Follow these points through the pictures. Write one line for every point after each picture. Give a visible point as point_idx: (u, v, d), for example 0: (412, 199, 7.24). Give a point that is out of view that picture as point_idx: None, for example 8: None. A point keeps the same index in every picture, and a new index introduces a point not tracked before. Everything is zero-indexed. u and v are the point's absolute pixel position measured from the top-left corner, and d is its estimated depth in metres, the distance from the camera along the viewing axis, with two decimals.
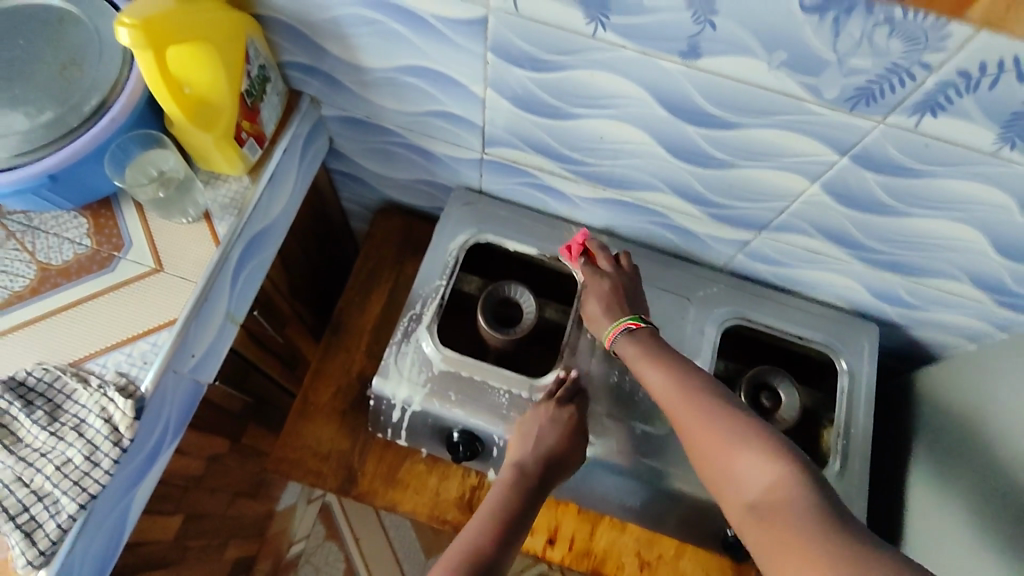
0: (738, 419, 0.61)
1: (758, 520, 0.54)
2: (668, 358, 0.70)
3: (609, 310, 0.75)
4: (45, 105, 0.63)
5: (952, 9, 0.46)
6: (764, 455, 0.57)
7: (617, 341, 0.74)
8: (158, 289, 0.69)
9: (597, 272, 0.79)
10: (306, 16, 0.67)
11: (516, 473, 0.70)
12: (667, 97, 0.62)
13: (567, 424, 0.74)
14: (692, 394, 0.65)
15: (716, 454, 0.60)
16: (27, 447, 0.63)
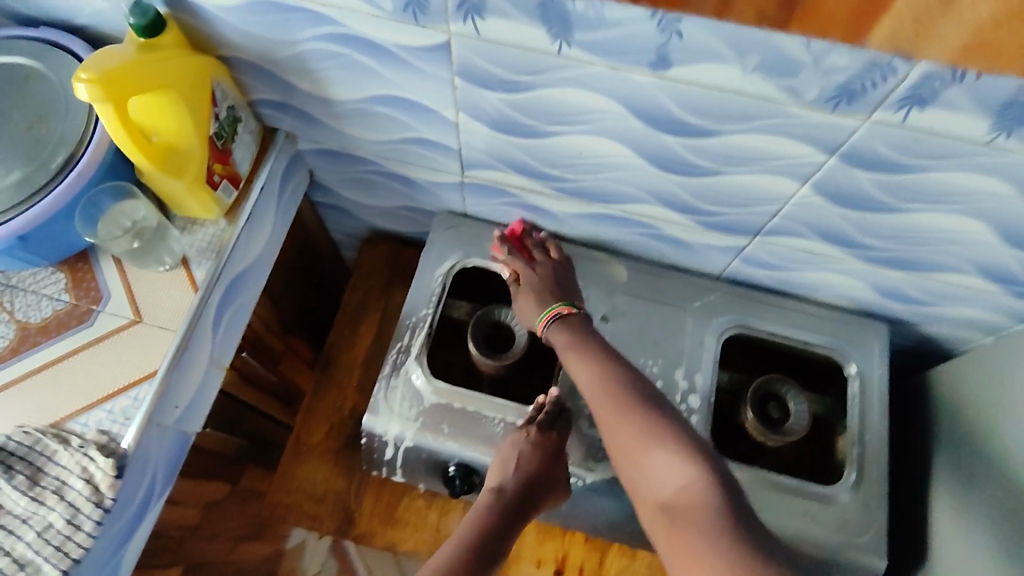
0: (655, 421, 0.61)
1: (669, 520, 0.55)
2: (596, 350, 0.69)
3: (540, 298, 0.74)
4: (12, 165, 0.62)
5: (848, 35, 0.42)
6: (678, 457, 0.58)
7: (548, 330, 0.72)
8: (137, 341, 0.68)
9: (523, 261, 0.77)
10: (271, 54, 0.66)
11: (493, 497, 0.68)
12: (641, 108, 0.60)
13: (549, 450, 0.71)
14: (616, 395, 0.65)
15: (636, 456, 0.61)
16: (9, 514, 0.61)
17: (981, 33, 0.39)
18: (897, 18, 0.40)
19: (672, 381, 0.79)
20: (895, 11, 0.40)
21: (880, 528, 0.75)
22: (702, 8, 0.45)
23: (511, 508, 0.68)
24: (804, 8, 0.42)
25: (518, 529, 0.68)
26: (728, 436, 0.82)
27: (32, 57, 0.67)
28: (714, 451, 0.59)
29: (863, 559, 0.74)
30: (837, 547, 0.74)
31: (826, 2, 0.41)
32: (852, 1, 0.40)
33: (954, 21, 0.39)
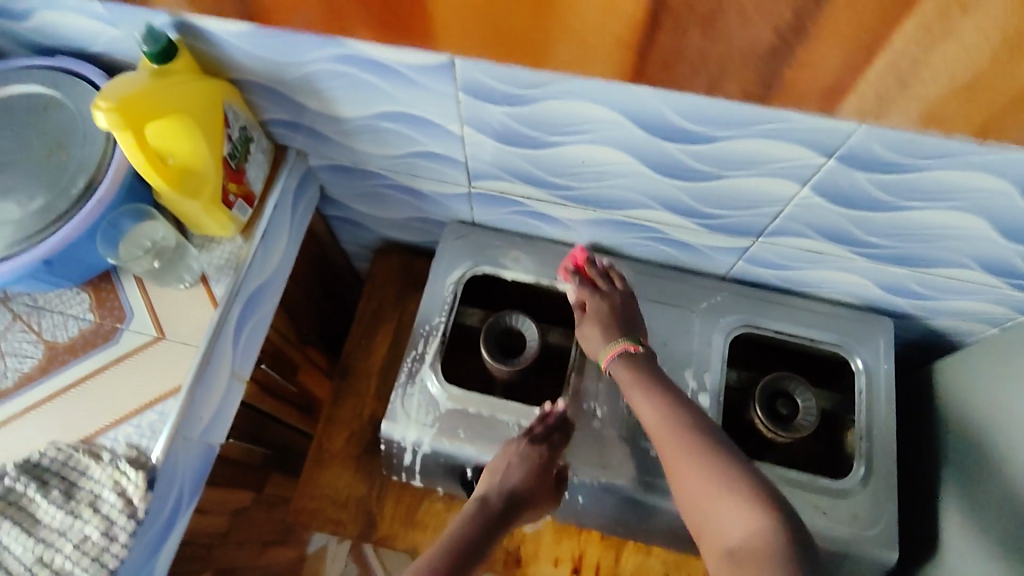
0: (725, 465, 0.61)
1: (734, 565, 0.55)
2: (662, 390, 0.70)
3: (609, 331, 0.76)
4: (35, 192, 0.64)
5: (822, 106, 0.50)
6: (743, 502, 0.58)
7: (613, 364, 0.74)
8: (160, 357, 0.70)
9: (592, 292, 0.79)
10: (280, 76, 0.68)
11: (480, 505, 0.69)
12: (642, 119, 0.62)
13: (537, 462, 0.72)
14: (684, 436, 0.65)
15: (701, 498, 0.61)
16: (46, 528, 0.63)
17: (935, 107, 0.48)
18: (863, 95, 0.48)
19: (681, 381, 0.81)
20: (864, 89, 0.47)
21: (890, 520, 0.76)
22: (696, 87, 0.51)
23: (495, 515, 0.68)
24: (783, 85, 0.49)
25: (499, 541, 0.67)
26: (738, 434, 0.84)
27: (51, 86, 0.69)
28: (785, 501, 0.59)
29: (873, 551, 0.75)
30: (848, 540, 0.75)
31: (802, 82, 0.48)
32: (822, 81, 0.47)
33: (909, 98, 0.47)
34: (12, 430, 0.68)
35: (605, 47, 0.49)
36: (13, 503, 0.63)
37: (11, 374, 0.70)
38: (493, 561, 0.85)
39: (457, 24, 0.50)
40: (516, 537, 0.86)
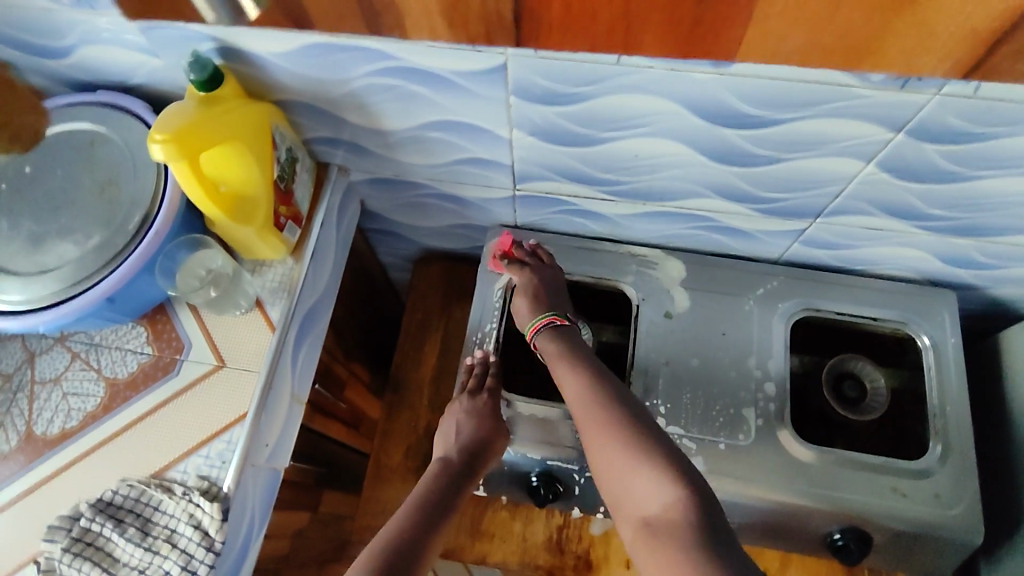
0: (637, 437, 0.61)
1: (651, 538, 0.55)
2: (584, 364, 0.69)
3: (534, 305, 0.77)
4: (91, 230, 0.64)
5: None
6: (658, 475, 0.57)
7: (538, 336, 0.75)
8: (224, 385, 0.69)
9: (522, 268, 0.80)
10: (324, 93, 0.67)
11: (439, 466, 0.74)
12: (701, 107, 0.60)
13: (482, 409, 0.77)
14: (598, 409, 0.65)
15: (618, 473, 0.60)
16: (125, 567, 0.62)
17: None
18: None
19: (744, 370, 0.79)
20: None
21: (972, 499, 0.74)
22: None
23: (456, 471, 0.73)
24: None
25: (466, 493, 0.73)
26: (804, 420, 0.82)
27: (95, 122, 0.69)
28: (693, 468, 0.58)
29: (956, 532, 0.72)
30: (931, 523, 0.73)
31: None
32: None
33: None
34: (82, 470, 0.67)
35: (942, 35, 0.45)
36: (89, 545, 0.62)
37: (75, 414, 0.70)
38: (563, 566, 0.83)
39: (801, 22, 0.45)
40: (584, 541, 0.84)
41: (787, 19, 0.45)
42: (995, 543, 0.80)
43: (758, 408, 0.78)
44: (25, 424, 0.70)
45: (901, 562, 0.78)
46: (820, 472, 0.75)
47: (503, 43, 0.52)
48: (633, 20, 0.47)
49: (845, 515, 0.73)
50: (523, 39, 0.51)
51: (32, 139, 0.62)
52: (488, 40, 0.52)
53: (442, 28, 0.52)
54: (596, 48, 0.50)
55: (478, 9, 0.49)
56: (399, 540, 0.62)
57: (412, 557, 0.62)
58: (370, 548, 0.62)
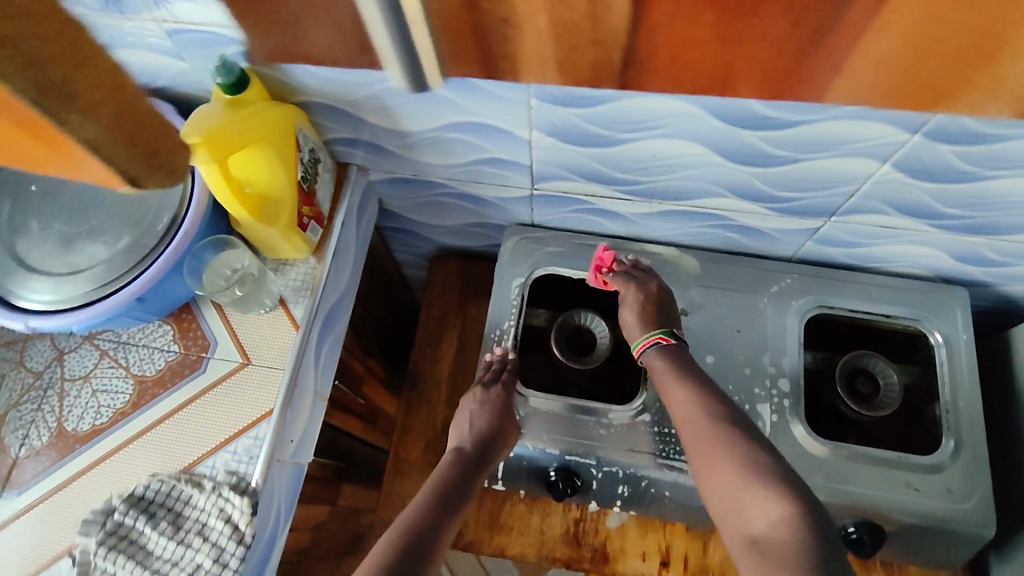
0: (753, 457, 0.61)
1: (758, 555, 0.55)
2: (694, 381, 0.71)
3: (643, 322, 0.77)
4: (121, 231, 0.65)
5: None
6: (767, 492, 0.58)
7: (646, 354, 0.75)
8: (250, 382, 0.71)
9: (629, 282, 0.80)
10: (346, 95, 0.68)
11: (454, 455, 0.75)
12: (720, 110, 0.61)
13: (495, 402, 0.78)
14: (714, 428, 0.66)
15: (730, 491, 0.61)
16: (159, 560, 0.63)
17: None
18: None
19: (759, 367, 0.80)
20: None
21: (983, 494, 0.75)
22: None
23: (471, 460, 0.74)
24: None
25: (477, 484, 0.74)
26: (817, 415, 0.84)
27: None
28: (808, 490, 0.58)
29: (968, 526, 0.74)
30: (942, 516, 0.74)
31: None
32: None
33: None
34: (113, 465, 0.69)
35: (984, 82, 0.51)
36: (123, 538, 0.64)
37: (105, 411, 0.71)
38: (579, 559, 0.85)
39: (879, 80, 0.52)
40: (600, 534, 0.86)
41: (873, 71, 0.52)
42: (1006, 536, 0.82)
43: (773, 404, 0.79)
44: (56, 421, 0.72)
45: (912, 554, 0.79)
46: (833, 467, 0.76)
47: (607, 86, 0.59)
48: (740, 67, 0.54)
49: (858, 509, 0.75)
50: (629, 84, 0.58)
51: (183, 170, 0.52)
52: (593, 82, 0.58)
53: (554, 74, 0.58)
54: (696, 91, 0.57)
55: (590, 60, 0.55)
56: (422, 522, 0.64)
57: (432, 538, 0.63)
58: (394, 530, 0.63)
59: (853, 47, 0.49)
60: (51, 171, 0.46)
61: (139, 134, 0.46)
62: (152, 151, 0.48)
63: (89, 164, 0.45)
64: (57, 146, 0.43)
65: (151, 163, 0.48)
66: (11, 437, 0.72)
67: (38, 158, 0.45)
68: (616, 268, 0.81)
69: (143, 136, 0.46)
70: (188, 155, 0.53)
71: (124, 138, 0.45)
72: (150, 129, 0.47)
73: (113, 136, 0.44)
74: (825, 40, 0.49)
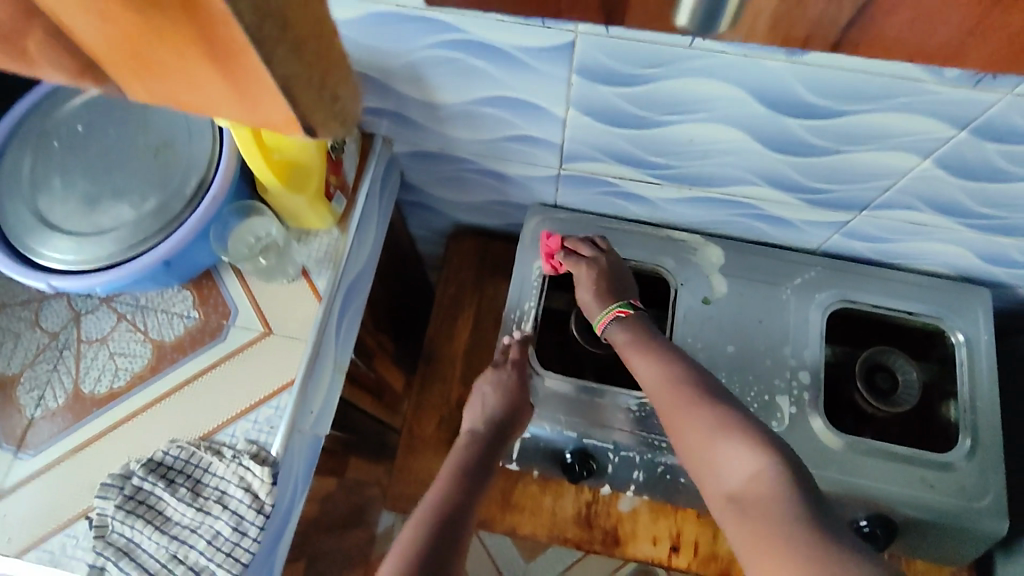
0: (721, 413, 0.61)
1: (738, 511, 0.55)
2: (658, 348, 0.70)
3: (600, 297, 0.77)
4: (147, 192, 0.64)
5: None
6: (745, 446, 0.58)
7: (608, 329, 0.75)
8: (271, 352, 0.70)
9: (579, 259, 0.79)
10: (381, 63, 0.66)
11: (467, 438, 0.74)
12: (766, 95, 0.60)
13: (509, 382, 0.77)
14: (683, 388, 0.65)
15: (699, 447, 0.61)
16: (177, 525, 0.63)
17: None
18: None
19: (780, 358, 0.80)
20: None
21: (997, 492, 0.75)
22: None
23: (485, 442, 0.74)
24: None
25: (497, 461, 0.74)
26: (833, 409, 0.84)
27: None
28: (783, 440, 0.58)
29: (981, 524, 0.74)
30: (957, 513, 0.75)
31: None
32: None
33: None
34: (129, 430, 0.68)
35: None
36: (141, 503, 0.63)
37: (122, 374, 0.70)
38: (591, 540, 0.85)
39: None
40: (612, 517, 0.86)
41: None
42: (1014, 535, 0.83)
43: (792, 396, 0.79)
44: (72, 382, 0.71)
45: (921, 549, 0.80)
46: (849, 461, 0.76)
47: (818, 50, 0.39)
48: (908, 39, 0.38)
49: (873, 502, 0.75)
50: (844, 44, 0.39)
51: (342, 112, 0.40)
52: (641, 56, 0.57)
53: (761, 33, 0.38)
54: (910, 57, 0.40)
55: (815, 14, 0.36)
56: (447, 505, 0.64)
57: (461, 518, 0.64)
58: (425, 511, 0.64)
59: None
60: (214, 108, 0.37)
61: (299, 22, 0.32)
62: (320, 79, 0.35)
63: (269, 101, 0.34)
64: (234, 75, 0.32)
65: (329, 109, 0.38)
66: (26, 397, 0.70)
67: (163, 85, 0.34)
68: (565, 249, 0.81)
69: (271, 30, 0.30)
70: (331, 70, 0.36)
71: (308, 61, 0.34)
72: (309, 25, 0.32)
73: (298, 59, 0.33)
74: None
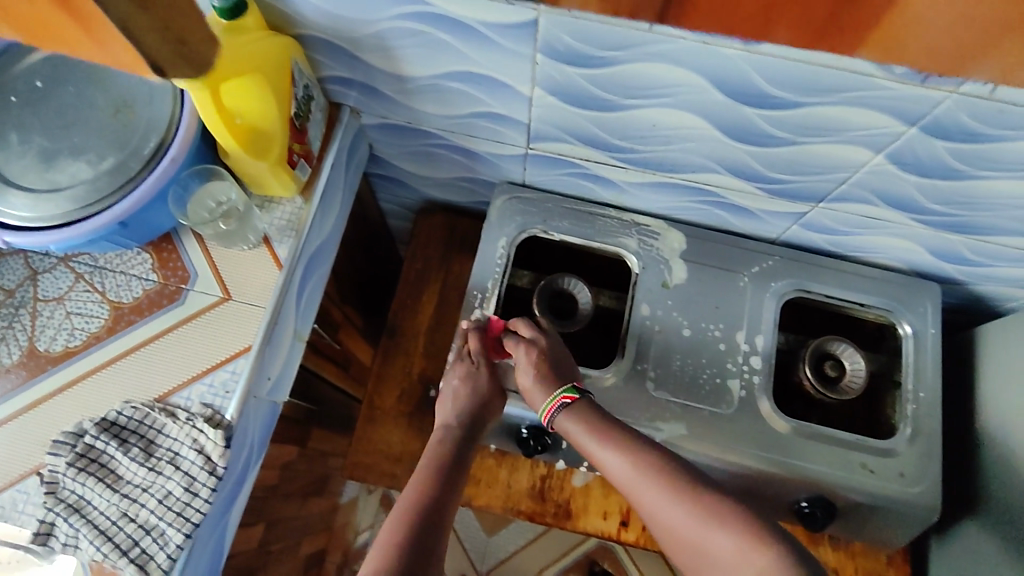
0: (704, 500, 0.57)
1: None
2: (619, 434, 0.65)
3: (542, 383, 0.72)
4: (105, 151, 0.63)
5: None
6: (742, 539, 0.54)
7: (555, 418, 0.70)
8: (228, 318, 0.70)
9: (519, 343, 0.75)
10: (348, 33, 0.66)
11: (443, 432, 0.72)
12: (725, 82, 0.61)
13: (478, 376, 0.77)
14: (657, 476, 0.60)
15: (691, 542, 0.56)
16: (128, 484, 0.64)
17: None
18: None
19: (733, 343, 0.82)
20: None
21: (933, 479, 0.79)
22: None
23: (459, 440, 0.71)
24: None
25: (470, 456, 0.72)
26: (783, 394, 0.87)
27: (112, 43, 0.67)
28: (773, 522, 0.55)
29: (917, 507, 0.77)
30: (895, 498, 0.78)
31: None
32: None
33: None
34: (81, 390, 0.68)
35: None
36: (93, 461, 0.64)
37: (78, 334, 0.70)
38: (544, 513, 0.88)
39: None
40: (565, 491, 0.88)
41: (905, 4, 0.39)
42: (949, 520, 0.86)
43: (743, 380, 0.81)
44: (27, 339, 0.70)
45: (860, 531, 0.83)
46: (793, 444, 0.79)
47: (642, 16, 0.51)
48: None
49: (814, 484, 0.78)
50: None
51: (207, 66, 0.56)
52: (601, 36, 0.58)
53: None
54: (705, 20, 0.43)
55: None
56: (422, 510, 0.61)
57: (439, 519, 0.61)
58: (397, 519, 0.59)
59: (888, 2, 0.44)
60: (75, 48, 0.47)
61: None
62: (180, 39, 0.50)
63: (117, 45, 0.46)
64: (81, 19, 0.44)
65: (178, 53, 0.51)
66: None
67: (55, 40, 0.47)
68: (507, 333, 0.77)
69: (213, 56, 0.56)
70: (211, 47, 0.55)
71: (155, 23, 0.47)
72: (182, 18, 0.49)
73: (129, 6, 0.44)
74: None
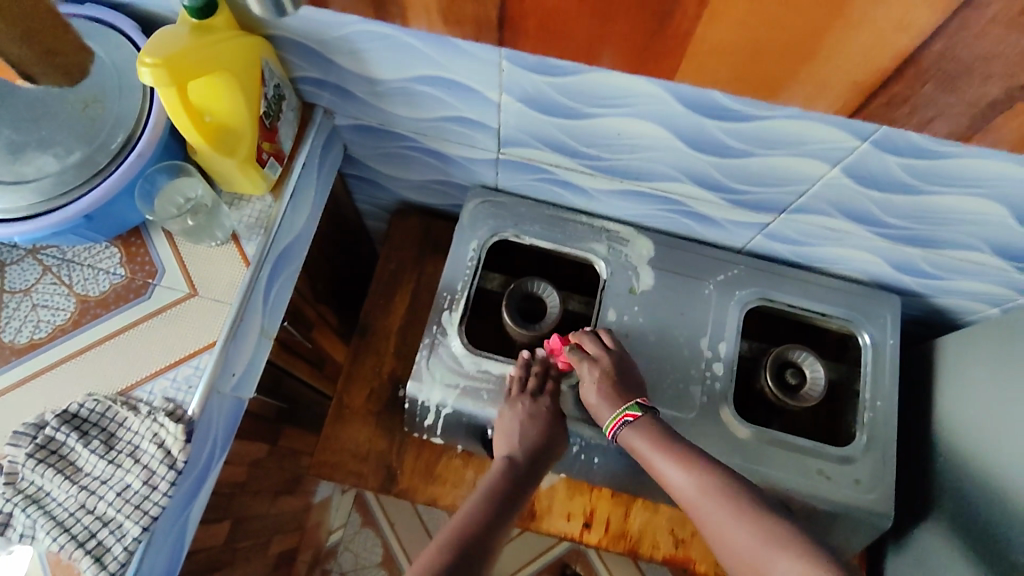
0: (767, 525, 0.59)
1: None
2: (687, 453, 0.67)
3: (607, 399, 0.74)
4: (72, 145, 0.63)
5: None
6: (800, 561, 0.55)
7: (621, 433, 0.72)
8: (194, 313, 0.71)
9: (582, 359, 0.76)
10: (318, 35, 0.67)
11: (506, 465, 0.73)
12: (683, 94, 0.62)
13: (543, 412, 0.76)
14: (722, 499, 0.62)
15: (751, 564, 0.58)
16: (87, 476, 0.65)
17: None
18: None
19: (697, 350, 0.84)
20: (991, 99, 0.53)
21: (888, 487, 0.80)
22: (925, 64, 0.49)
23: (523, 474, 0.73)
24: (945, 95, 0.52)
25: (529, 494, 0.73)
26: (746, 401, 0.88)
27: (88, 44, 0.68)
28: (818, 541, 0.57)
29: (871, 513, 0.79)
30: (851, 504, 0.79)
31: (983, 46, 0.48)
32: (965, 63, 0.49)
33: None
34: (44, 382, 0.69)
35: (836, 85, 0.55)
36: (53, 453, 0.64)
37: (44, 326, 0.71)
38: None
39: (849, 45, 0.49)
40: None
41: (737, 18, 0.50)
42: (906, 527, 0.88)
43: (705, 386, 0.82)
44: None
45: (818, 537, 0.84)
46: (753, 449, 0.80)
47: (488, 40, 0.60)
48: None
49: (772, 490, 0.79)
50: (507, 41, 0.60)
51: (81, 74, 0.61)
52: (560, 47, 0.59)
53: (439, 23, 0.60)
54: (562, 51, 0.59)
55: (469, 14, 0.57)
56: (470, 534, 0.63)
57: (484, 545, 0.63)
58: (448, 540, 0.62)
59: (691, 34, 0.53)
60: None
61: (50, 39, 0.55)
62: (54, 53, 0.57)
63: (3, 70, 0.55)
64: None
65: (49, 63, 0.57)
66: None
67: None
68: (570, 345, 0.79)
69: (84, 57, 0.60)
70: (71, 44, 0.59)
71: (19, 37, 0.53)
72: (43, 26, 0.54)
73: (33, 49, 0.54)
74: (669, 20, 0.52)
